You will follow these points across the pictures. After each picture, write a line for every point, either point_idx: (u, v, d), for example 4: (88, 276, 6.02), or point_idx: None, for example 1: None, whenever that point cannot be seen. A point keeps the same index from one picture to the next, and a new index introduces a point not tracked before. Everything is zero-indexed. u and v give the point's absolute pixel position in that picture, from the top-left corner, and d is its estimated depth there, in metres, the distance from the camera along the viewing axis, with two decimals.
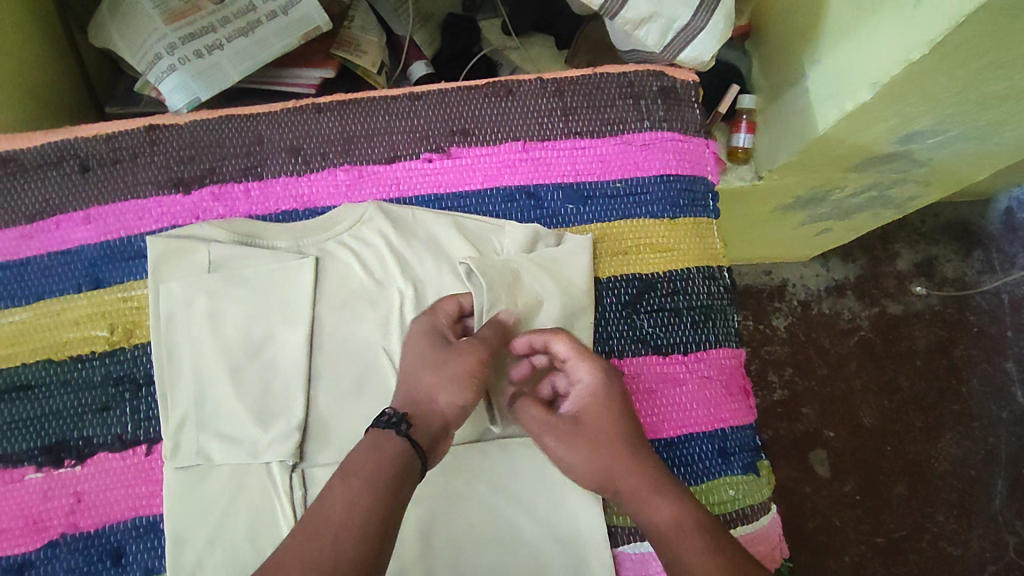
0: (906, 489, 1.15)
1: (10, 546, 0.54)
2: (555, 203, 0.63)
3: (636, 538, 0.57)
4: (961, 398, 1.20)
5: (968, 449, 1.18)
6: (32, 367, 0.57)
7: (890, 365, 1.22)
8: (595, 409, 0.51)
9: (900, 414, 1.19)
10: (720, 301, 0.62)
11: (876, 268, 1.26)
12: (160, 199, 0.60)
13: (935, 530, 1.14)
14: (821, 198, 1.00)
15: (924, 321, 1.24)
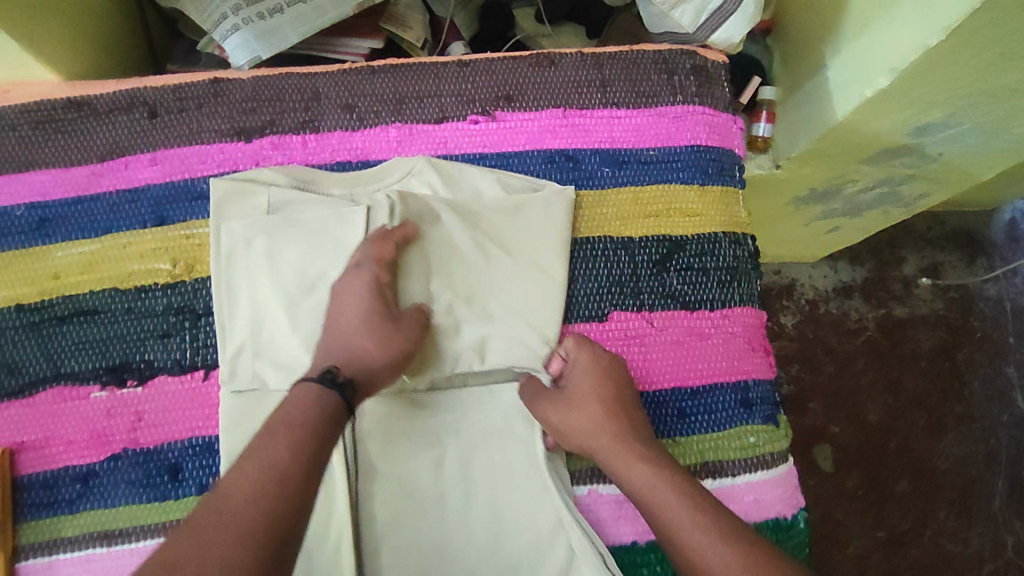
0: (909, 485, 1.19)
1: (75, 457, 0.57)
2: (592, 165, 0.66)
3: (602, 479, 0.60)
4: (964, 400, 1.24)
5: (969, 450, 1.22)
6: (98, 294, 0.61)
7: (895, 364, 1.25)
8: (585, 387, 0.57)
9: (906, 411, 1.23)
10: (744, 264, 0.66)
11: (883, 271, 1.30)
12: (222, 145, 0.64)
13: (936, 526, 1.17)
14: (834, 193, 1.04)
15: (929, 324, 1.28)
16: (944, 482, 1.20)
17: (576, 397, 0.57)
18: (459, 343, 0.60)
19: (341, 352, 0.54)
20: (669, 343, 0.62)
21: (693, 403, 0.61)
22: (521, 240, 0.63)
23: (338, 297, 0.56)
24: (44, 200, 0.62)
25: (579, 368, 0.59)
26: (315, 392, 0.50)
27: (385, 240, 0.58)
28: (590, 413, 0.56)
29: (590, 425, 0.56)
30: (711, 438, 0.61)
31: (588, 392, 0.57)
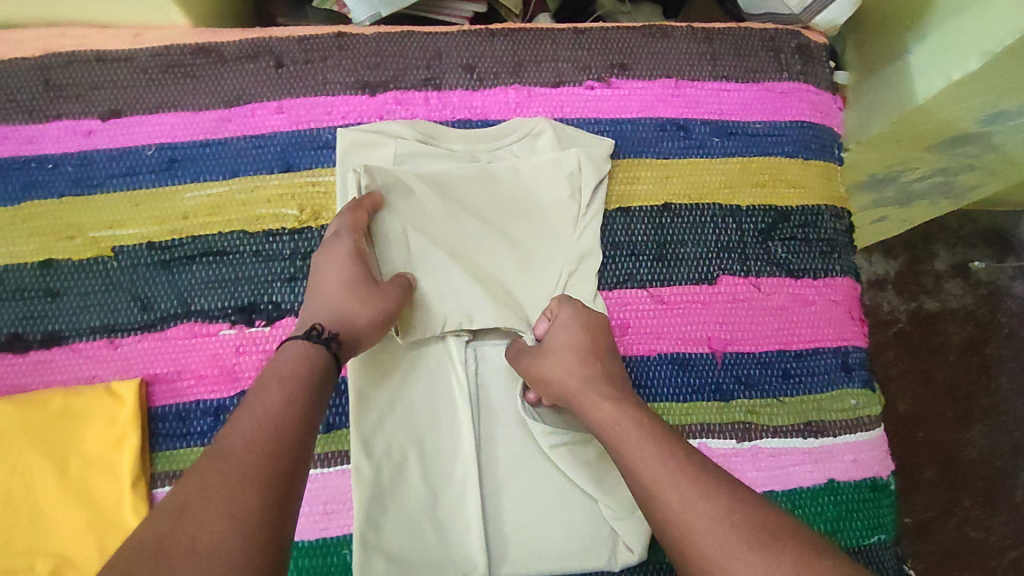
0: (936, 474, 1.05)
1: (205, 391, 0.59)
2: (702, 135, 0.68)
3: (766, 436, 0.62)
4: (989, 392, 1.11)
5: (995, 441, 1.09)
6: (227, 236, 0.62)
7: (924, 358, 1.11)
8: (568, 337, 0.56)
9: (932, 405, 1.09)
10: (844, 237, 0.68)
11: (917, 267, 1.16)
12: (347, 98, 0.66)
13: (960, 514, 1.04)
14: (891, 179, 0.99)
15: (958, 317, 1.14)
16: (970, 472, 1.06)
17: (551, 350, 0.56)
18: (456, 301, 0.60)
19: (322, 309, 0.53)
20: (774, 308, 0.64)
21: (797, 366, 0.63)
22: (547, 218, 0.65)
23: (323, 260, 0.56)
24: (173, 141, 0.64)
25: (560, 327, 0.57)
26: (304, 348, 0.49)
27: (358, 210, 0.59)
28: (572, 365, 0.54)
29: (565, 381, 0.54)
30: (814, 399, 0.63)
31: (567, 345, 0.55)
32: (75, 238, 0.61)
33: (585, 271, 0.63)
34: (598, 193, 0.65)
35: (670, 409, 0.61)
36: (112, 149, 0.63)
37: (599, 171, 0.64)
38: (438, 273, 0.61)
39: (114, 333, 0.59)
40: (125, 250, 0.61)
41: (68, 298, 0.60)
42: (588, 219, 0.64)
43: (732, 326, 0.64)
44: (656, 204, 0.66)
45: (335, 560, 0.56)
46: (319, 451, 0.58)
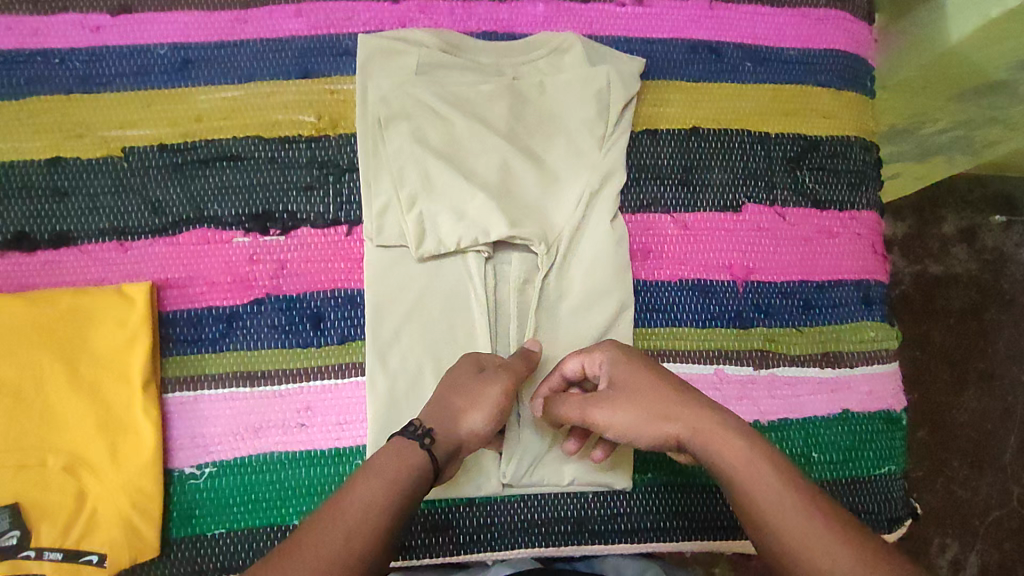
0: (928, 433, 1.02)
1: (218, 298, 0.57)
2: (734, 59, 0.66)
3: (743, 362, 0.61)
4: (987, 357, 1.04)
5: (987, 405, 1.03)
6: (242, 141, 0.60)
7: (924, 320, 1.05)
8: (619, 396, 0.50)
9: (927, 366, 1.04)
10: (872, 171, 0.67)
11: (923, 229, 1.08)
12: (369, 4, 0.63)
13: (947, 473, 1.00)
14: (908, 132, 0.94)
15: (961, 284, 1.07)
16: (960, 433, 1.02)
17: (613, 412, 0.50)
18: (475, 219, 0.58)
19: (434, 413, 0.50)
20: (799, 238, 0.63)
21: (818, 297, 0.63)
22: (570, 135, 0.61)
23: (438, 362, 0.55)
24: (186, 41, 0.61)
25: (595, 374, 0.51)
26: (398, 447, 0.47)
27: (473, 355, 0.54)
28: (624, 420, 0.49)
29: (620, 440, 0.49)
30: (834, 330, 0.63)
31: (621, 398, 0.49)
32: (83, 136, 0.59)
33: (608, 191, 0.60)
34: (626, 112, 0.62)
35: (689, 333, 0.61)
36: (122, 47, 0.60)
37: (630, 90, 0.62)
38: (456, 188, 0.58)
39: (125, 236, 0.58)
40: (136, 152, 0.59)
41: (76, 199, 0.58)
42: (615, 138, 0.61)
43: (755, 254, 0.63)
44: (684, 127, 0.64)
45: (348, 470, 0.55)
46: (334, 362, 0.57)
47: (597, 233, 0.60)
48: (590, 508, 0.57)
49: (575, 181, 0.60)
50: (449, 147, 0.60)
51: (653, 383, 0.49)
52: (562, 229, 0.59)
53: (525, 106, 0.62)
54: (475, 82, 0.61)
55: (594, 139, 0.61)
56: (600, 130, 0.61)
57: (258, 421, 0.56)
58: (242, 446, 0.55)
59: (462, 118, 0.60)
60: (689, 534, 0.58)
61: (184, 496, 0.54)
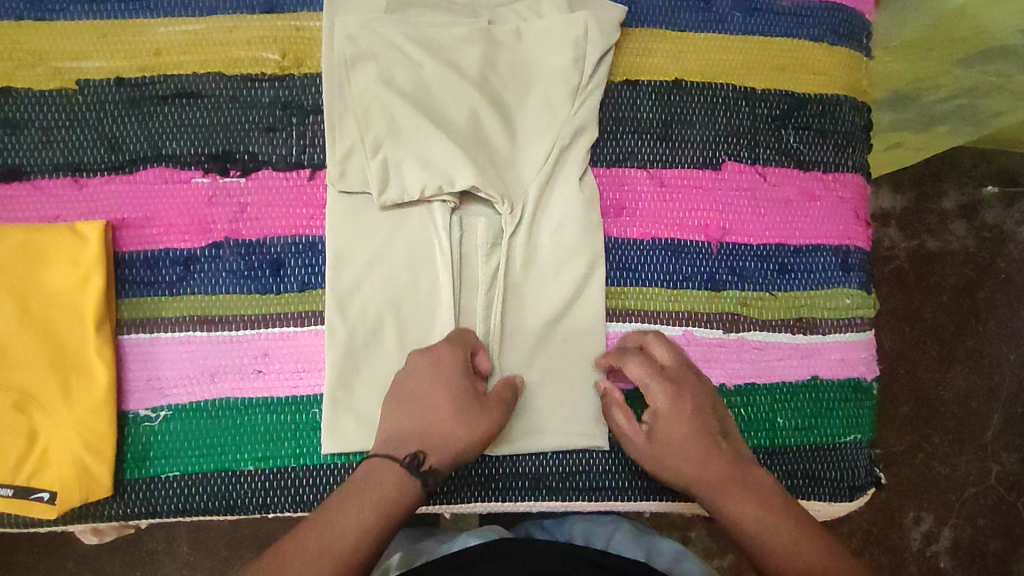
0: (911, 410, 1.01)
1: (176, 241, 0.56)
2: (723, 9, 0.63)
3: (712, 325, 0.60)
4: (977, 336, 1.03)
5: (973, 384, 1.02)
6: (203, 78, 0.57)
7: (916, 295, 1.03)
8: (677, 430, 0.52)
9: (914, 343, 1.02)
10: (861, 132, 0.64)
11: (921, 204, 1.06)
12: None
13: (928, 450, 1.00)
14: (911, 98, 0.88)
15: (956, 261, 1.05)
16: (943, 411, 1.01)
17: (672, 443, 0.52)
18: (441, 168, 0.55)
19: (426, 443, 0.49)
20: (778, 200, 0.61)
21: (794, 262, 0.61)
22: (545, 84, 0.59)
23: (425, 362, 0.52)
24: None
25: (658, 394, 0.53)
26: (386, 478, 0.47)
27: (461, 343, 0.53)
28: (673, 436, 0.52)
29: (650, 443, 0.53)
30: (808, 295, 0.61)
31: (685, 438, 0.52)
32: (36, 66, 0.56)
33: (581, 147, 0.58)
34: (604, 61, 0.59)
35: (660, 294, 0.59)
36: None
37: (609, 38, 0.59)
38: (423, 135, 0.56)
39: (79, 172, 0.56)
40: (91, 84, 0.56)
41: (28, 132, 0.56)
42: (591, 88, 0.59)
43: (732, 215, 0.61)
44: (666, 79, 0.62)
45: (303, 418, 0.55)
46: (293, 310, 0.56)
47: (565, 191, 0.58)
48: (547, 466, 0.57)
49: (547, 133, 0.58)
50: (419, 92, 0.57)
51: (716, 416, 0.53)
52: (531, 183, 0.57)
53: (500, 52, 0.59)
54: (449, 24, 0.58)
55: (570, 89, 0.58)
56: (576, 79, 0.58)
57: (215, 366, 0.55)
58: (198, 391, 0.55)
59: (433, 62, 0.57)
60: (647, 495, 0.57)
61: (138, 438, 0.54)
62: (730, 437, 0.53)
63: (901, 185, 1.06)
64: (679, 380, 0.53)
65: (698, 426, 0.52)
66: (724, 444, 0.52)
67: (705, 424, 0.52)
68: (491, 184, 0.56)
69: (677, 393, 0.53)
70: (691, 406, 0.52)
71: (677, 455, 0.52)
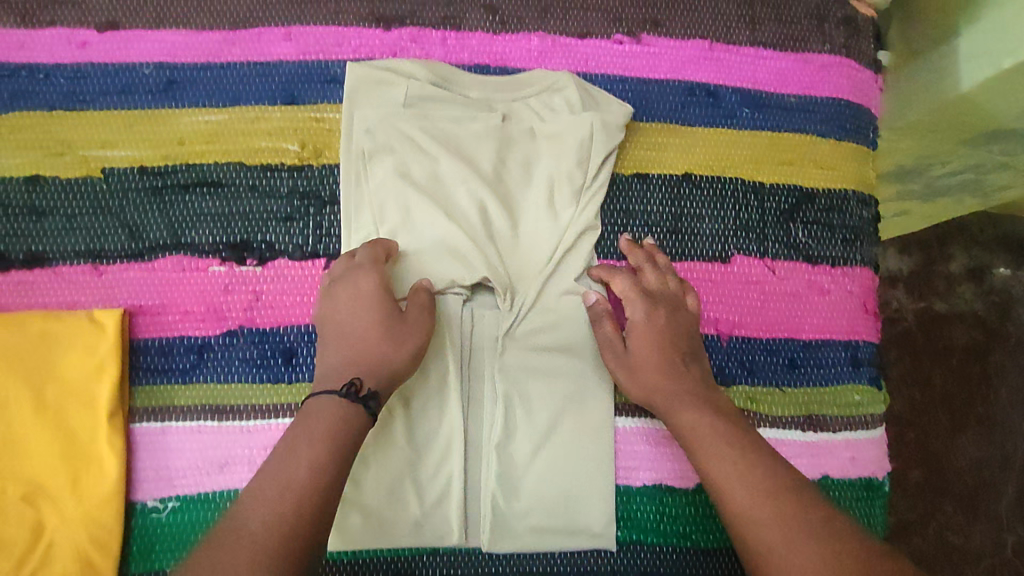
0: (923, 476, 0.99)
1: (191, 328, 0.56)
2: (733, 104, 0.64)
3: None
4: (988, 402, 1.02)
5: (985, 452, 1.01)
6: (223, 167, 0.58)
7: (925, 359, 1.03)
8: (647, 345, 0.54)
9: (925, 409, 1.01)
10: (870, 226, 0.65)
11: (929, 268, 1.06)
12: (360, 31, 0.61)
13: (940, 518, 0.98)
14: (917, 172, 0.91)
15: (966, 325, 1.04)
16: (955, 479, 1.00)
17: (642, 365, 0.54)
18: (454, 262, 0.57)
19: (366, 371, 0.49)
20: (787, 294, 0.62)
21: (803, 357, 0.62)
22: (555, 177, 0.60)
23: (341, 285, 0.53)
24: (172, 61, 0.59)
25: (636, 305, 0.56)
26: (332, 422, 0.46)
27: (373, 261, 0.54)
28: (642, 351, 0.54)
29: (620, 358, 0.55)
30: (817, 391, 0.61)
31: (659, 349, 0.54)
32: (64, 155, 0.57)
33: (588, 243, 0.59)
34: (612, 157, 0.61)
35: None
36: (107, 65, 0.59)
37: (617, 137, 0.60)
38: (436, 228, 0.58)
39: (99, 260, 0.56)
40: (115, 173, 0.57)
41: (53, 219, 0.57)
42: (598, 183, 0.60)
43: (742, 309, 0.62)
44: (676, 173, 0.63)
45: None
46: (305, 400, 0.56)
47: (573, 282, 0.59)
48: (556, 564, 0.57)
49: (558, 228, 0.59)
50: (434, 185, 0.59)
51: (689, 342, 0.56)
52: (541, 276, 0.58)
53: (512, 147, 0.61)
54: (464, 120, 0.60)
55: (579, 183, 0.60)
56: (585, 174, 0.60)
57: (224, 456, 0.55)
58: (206, 481, 0.54)
59: (447, 157, 0.59)
60: None
61: (145, 530, 0.54)
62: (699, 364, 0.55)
63: (908, 248, 1.06)
64: (657, 297, 0.56)
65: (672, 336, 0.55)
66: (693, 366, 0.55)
67: (678, 337, 0.55)
68: (500, 278, 0.57)
69: (653, 310, 0.55)
70: (663, 322, 0.55)
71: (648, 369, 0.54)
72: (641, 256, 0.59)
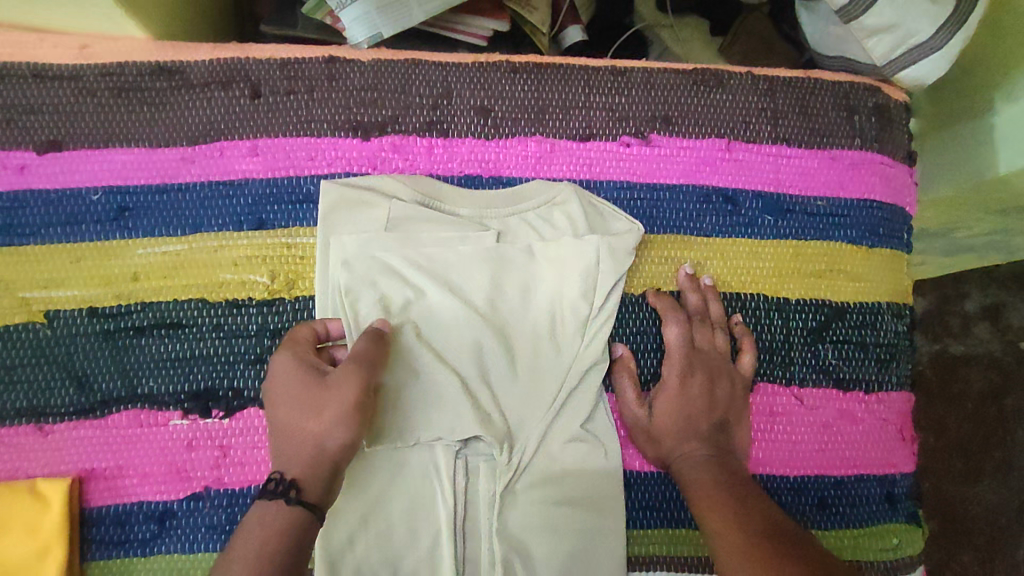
0: (937, 526, 0.93)
1: (151, 492, 0.50)
2: (753, 211, 0.58)
3: None
4: (1006, 446, 0.94)
5: (1006, 497, 0.93)
6: (183, 305, 0.52)
7: (938, 403, 0.95)
8: (678, 411, 0.53)
9: (939, 456, 0.94)
10: (904, 341, 0.59)
11: (944, 306, 0.96)
12: (335, 141, 0.55)
13: (958, 570, 0.92)
14: (941, 233, 0.84)
15: (981, 366, 0.96)
16: (972, 527, 0.93)
17: (669, 432, 0.53)
18: (444, 410, 0.51)
19: (299, 456, 0.43)
20: (816, 424, 0.56)
21: (836, 495, 0.56)
22: (556, 307, 0.54)
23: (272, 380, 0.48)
24: (125, 184, 0.53)
25: (674, 364, 0.54)
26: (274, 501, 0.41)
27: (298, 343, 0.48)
28: (672, 414, 0.53)
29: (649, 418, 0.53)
30: (853, 535, 0.55)
31: (691, 416, 0.53)
32: (2, 298, 0.51)
33: (593, 382, 0.54)
34: (619, 285, 0.55)
35: (690, 535, 0.54)
36: (50, 192, 0.52)
37: (627, 263, 0.54)
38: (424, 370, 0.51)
39: (44, 418, 0.50)
40: (61, 316, 0.51)
41: None
42: (606, 315, 0.54)
43: (767, 444, 0.56)
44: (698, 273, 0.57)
45: None
46: None
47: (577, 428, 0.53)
48: None
49: (560, 366, 0.53)
50: (420, 319, 0.52)
51: (722, 410, 0.54)
52: (542, 422, 0.52)
53: (509, 272, 0.54)
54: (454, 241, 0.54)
55: (584, 316, 0.54)
56: (590, 305, 0.54)
57: None
58: None
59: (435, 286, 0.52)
60: None
61: None
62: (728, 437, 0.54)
63: (922, 286, 0.97)
64: (697, 357, 0.55)
65: (705, 404, 0.53)
66: (721, 438, 0.53)
67: (713, 405, 0.54)
68: (496, 428, 0.51)
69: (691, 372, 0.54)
70: (700, 390, 0.54)
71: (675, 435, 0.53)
72: (698, 299, 0.56)
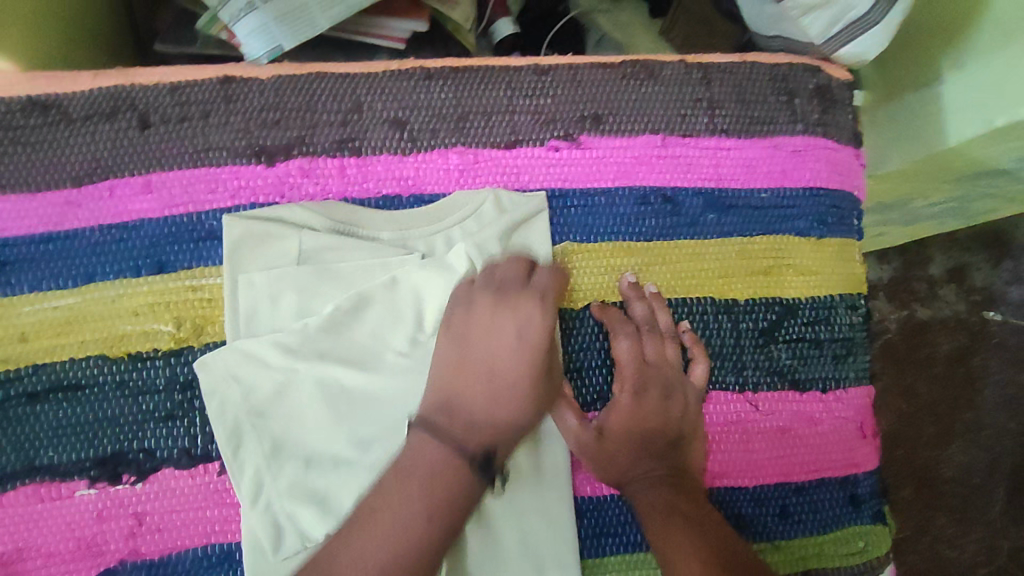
0: (913, 492, 0.91)
1: (61, 571, 0.46)
2: (694, 211, 0.55)
3: None
4: (975, 407, 0.93)
5: (976, 457, 0.92)
6: (81, 364, 0.47)
7: (909, 369, 0.93)
8: (624, 432, 0.50)
9: (909, 421, 0.93)
10: (859, 333, 0.57)
11: (907, 273, 0.95)
12: (236, 170, 0.50)
13: (934, 532, 0.90)
14: (896, 205, 0.82)
15: (946, 330, 0.94)
16: (945, 489, 0.91)
17: (620, 455, 0.50)
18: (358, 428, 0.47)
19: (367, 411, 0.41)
20: (774, 431, 0.54)
21: (797, 502, 0.53)
22: None
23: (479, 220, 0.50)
24: (3, 235, 0.48)
25: (625, 384, 0.51)
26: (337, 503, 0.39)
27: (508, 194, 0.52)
28: (619, 433, 0.50)
29: (596, 443, 0.50)
30: (816, 541, 0.53)
31: (641, 441, 0.50)
32: None
33: None
34: None
35: (648, 560, 0.51)
36: None
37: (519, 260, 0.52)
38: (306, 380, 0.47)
39: None
40: None
41: None
42: None
43: (723, 455, 0.53)
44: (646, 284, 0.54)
45: None
46: None
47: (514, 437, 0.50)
48: None
49: None
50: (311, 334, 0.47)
51: (675, 428, 0.51)
52: None
53: (380, 315, 0.48)
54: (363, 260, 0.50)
55: None
56: None
57: None
58: None
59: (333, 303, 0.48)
60: None
61: None
62: (682, 453, 0.50)
63: (885, 255, 0.95)
64: (648, 374, 0.51)
65: (657, 424, 0.50)
66: (675, 457, 0.50)
67: (665, 423, 0.51)
68: None
69: (638, 394, 0.51)
70: (651, 411, 0.51)
71: (623, 459, 0.50)
72: (643, 308, 0.53)
